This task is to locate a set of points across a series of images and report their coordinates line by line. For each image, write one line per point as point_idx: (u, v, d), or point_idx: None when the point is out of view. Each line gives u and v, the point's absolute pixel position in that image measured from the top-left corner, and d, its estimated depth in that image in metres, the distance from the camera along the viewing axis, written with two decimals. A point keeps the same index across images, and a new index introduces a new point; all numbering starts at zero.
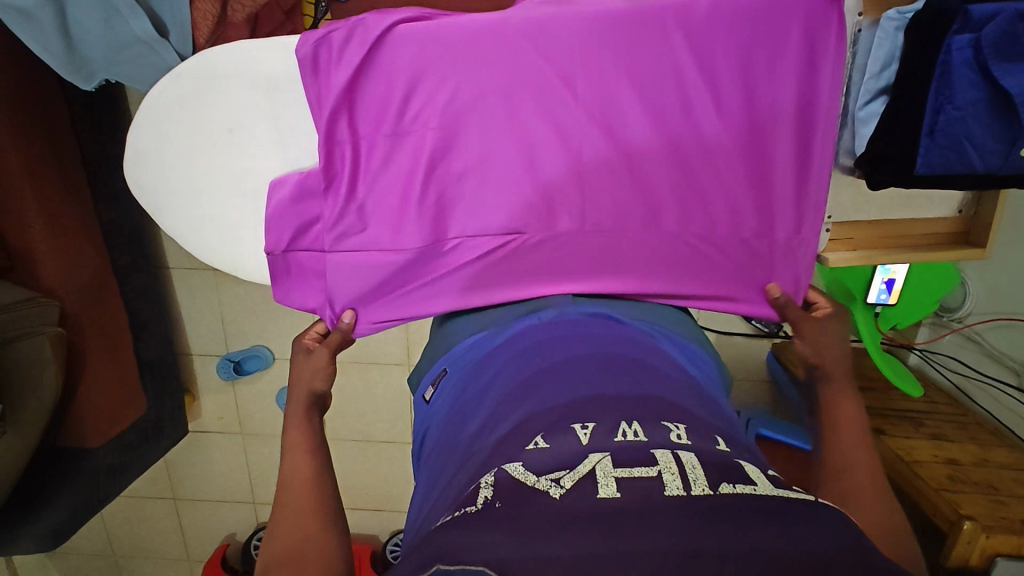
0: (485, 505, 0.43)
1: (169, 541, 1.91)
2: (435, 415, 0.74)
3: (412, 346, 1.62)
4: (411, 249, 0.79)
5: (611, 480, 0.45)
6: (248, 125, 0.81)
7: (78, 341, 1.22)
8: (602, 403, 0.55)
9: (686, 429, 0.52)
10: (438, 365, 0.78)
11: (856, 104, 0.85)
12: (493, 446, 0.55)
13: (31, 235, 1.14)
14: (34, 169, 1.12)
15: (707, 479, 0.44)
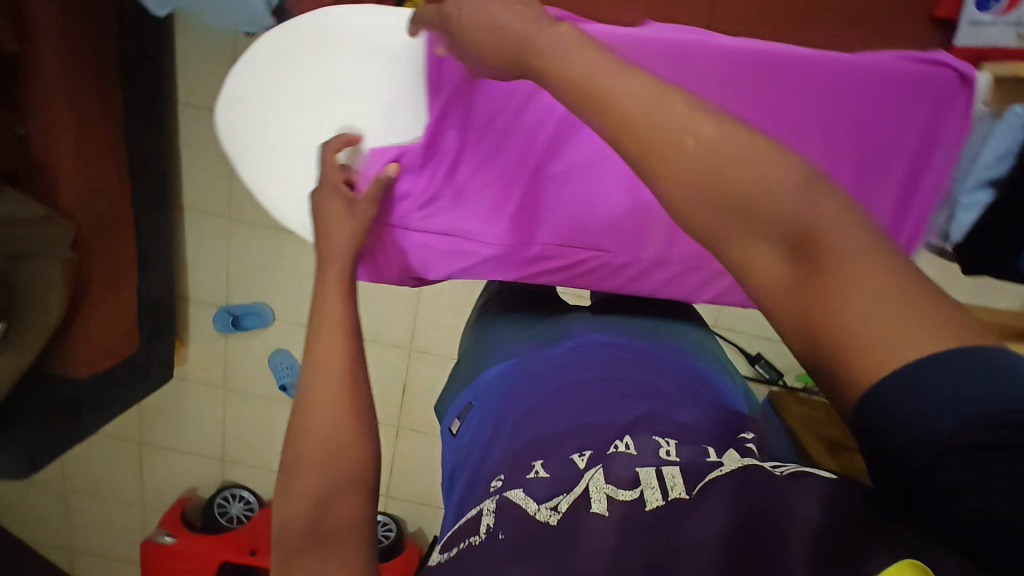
0: (490, 537, 0.49)
1: (123, 487, 1.83)
2: (462, 442, 0.83)
3: (417, 331, 1.61)
4: (499, 249, 0.78)
5: (602, 496, 0.51)
6: (352, 88, 0.79)
7: (86, 268, 1.17)
8: (601, 430, 0.65)
9: (676, 445, 0.61)
10: (463, 400, 0.91)
11: (963, 189, 0.97)
12: (502, 466, 0.64)
13: (55, 148, 1.07)
14: (75, 79, 1.06)
15: (684, 485, 0.50)
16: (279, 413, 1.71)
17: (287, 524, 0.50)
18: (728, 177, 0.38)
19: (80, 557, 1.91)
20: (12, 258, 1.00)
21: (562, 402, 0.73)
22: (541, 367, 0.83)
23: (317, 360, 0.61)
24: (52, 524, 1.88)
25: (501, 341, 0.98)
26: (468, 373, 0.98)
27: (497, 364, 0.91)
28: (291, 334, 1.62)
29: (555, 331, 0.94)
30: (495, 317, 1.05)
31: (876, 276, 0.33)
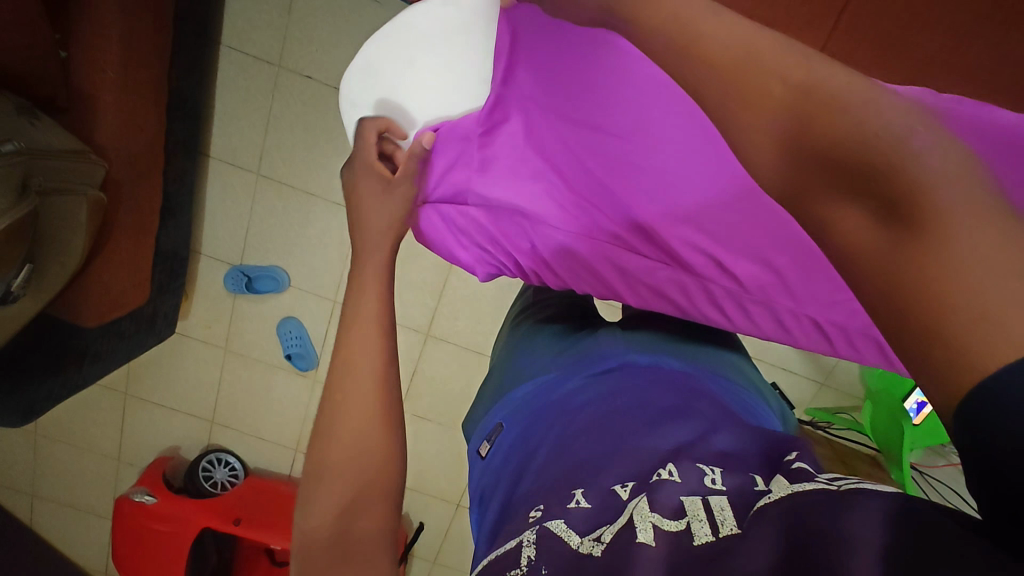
0: (529, 571, 0.47)
1: (101, 437, 1.74)
2: (494, 468, 0.78)
3: (438, 317, 1.56)
4: (539, 241, 0.73)
5: (648, 524, 0.47)
6: (447, 85, 0.80)
7: (112, 211, 1.09)
8: (642, 457, 0.60)
9: (722, 472, 0.54)
10: (493, 421, 0.86)
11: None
12: (538, 496, 0.60)
13: (100, 79, 0.99)
14: (132, 9, 0.97)
15: (736, 519, 0.45)
16: (280, 381, 1.65)
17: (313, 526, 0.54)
18: (840, 138, 0.37)
19: (44, 505, 1.80)
20: (43, 193, 0.91)
21: (600, 428, 0.69)
22: (576, 394, 0.79)
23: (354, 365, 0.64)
24: (18, 467, 1.77)
25: (536, 355, 0.94)
26: (499, 389, 0.94)
27: (532, 380, 0.88)
28: (305, 303, 1.56)
29: (589, 346, 0.90)
30: (526, 334, 1.02)
31: (986, 230, 0.29)
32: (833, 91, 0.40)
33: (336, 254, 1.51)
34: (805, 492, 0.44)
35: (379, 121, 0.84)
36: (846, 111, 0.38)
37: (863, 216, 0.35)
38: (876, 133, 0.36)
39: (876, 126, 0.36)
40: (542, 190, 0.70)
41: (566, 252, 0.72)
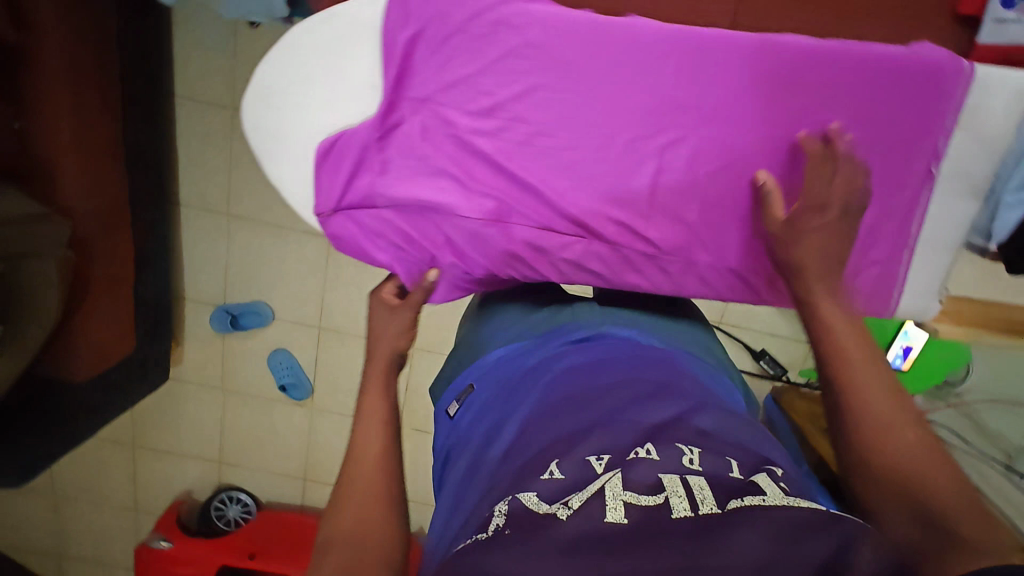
0: (496, 530, 0.49)
1: (116, 491, 1.78)
2: (463, 428, 0.78)
3: (421, 329, 1.59)
4: (462, 228, 0.75)
5: (619, 503, 0.51)
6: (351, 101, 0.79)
7: (82, 268, 1.12)
8: (619, 431, 0.63)
9: (700, 452, 0.58)
10: (463, 382, 0.86)
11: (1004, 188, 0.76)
12: (516, 462, 0.62)
13: (58, 143, 1.02)
14: (75, 73, 1.01)
15: (715, 498, 0.50)
16: (280, 413, 1.68)
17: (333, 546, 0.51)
18: (894, 457, 0.52)
19: (70, 564, 1.84)
20: (11, 257, 0.97)
21: (577, 401, 0.70)
22: (554, 364, 0.79)
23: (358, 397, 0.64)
24: (41, 530, 1.82)
25: (504, 324, 0.95)
26: (467, 356, 0.94)
27: (504, 347, 0.89)
28: (292, 334, 1.59)
29: (566, 318, 0.90)
30: (496, 300, 1.00)
31: (971, 559, 0.43)
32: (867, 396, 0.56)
33: (314, 281, 1.54)
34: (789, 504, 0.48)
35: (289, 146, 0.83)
36: (879, 424, 0.54)
37: (910, 529, 0.48)
38: (921, 456, 0.51)
39: (910, 452, 0.52)
40: (446, 186, 0.76)
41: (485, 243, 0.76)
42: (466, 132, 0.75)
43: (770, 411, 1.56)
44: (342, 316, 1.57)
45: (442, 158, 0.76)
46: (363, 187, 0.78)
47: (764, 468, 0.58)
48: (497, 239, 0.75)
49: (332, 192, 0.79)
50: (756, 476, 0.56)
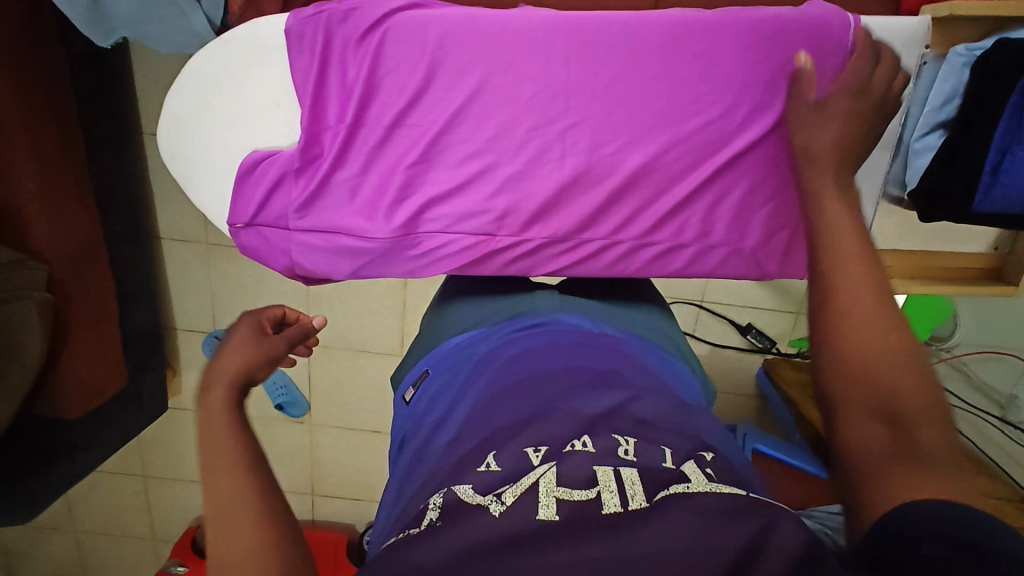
0: (428, 526, 0.47)
1: (134, 521, 1.83)
2: (417, 414, 0.74)
3: (407, 336, 1.60)
4: (376, 251, 0.65)
5: (551, 500, 0.48)
6: (268, 122, 0.68)
7: (64, 308, 1.16)
8: (561, 420, 0.58)
9: (636, 443, 0.55)
10: (419, 367, 0.82)
11: (912, 136, 0.87)
12: (456, 452, 0.59)
13: (23, 193, 1.07)
14: (31, 124, 1.05)
15: (644, 492, 0.48)
16: (281, 431, 1.72)
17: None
18: (876, 357, 0.46)
19: None
20: None
21: (522, 388, 0.65)
22: (504, 350, 0.74)
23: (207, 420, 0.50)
24: (68, 565, 1.88)
25: (461, 312, 0.87)
26: (426, 344, 0.88)
27: (464, 334, 0.82)
28: None
29: (523, 308, 0.83)
30: (455, 290, 0.93)
31: (921, 480, 0.40)
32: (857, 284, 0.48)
33: (297, 299, 1.56)
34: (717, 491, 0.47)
35: (204, 176, 0.72)
36: (861, 318, 0.47)
37: (875, 436, 0.44)
38: (906, 359, 0.45)
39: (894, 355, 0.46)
40: (361, 208, 0.64)
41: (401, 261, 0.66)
42: (365, 140, 0.63)
43: (762, 384, 1.55)
44: (328, 330, 1.60)
45: (345, 180, 0.64)
46: (270, 206, 0.67)
47: (694, 454, 0.55)
48: (415, 258, 0.65)
49: (244, 208, 0.68)
50: (685, 465, 0.52)
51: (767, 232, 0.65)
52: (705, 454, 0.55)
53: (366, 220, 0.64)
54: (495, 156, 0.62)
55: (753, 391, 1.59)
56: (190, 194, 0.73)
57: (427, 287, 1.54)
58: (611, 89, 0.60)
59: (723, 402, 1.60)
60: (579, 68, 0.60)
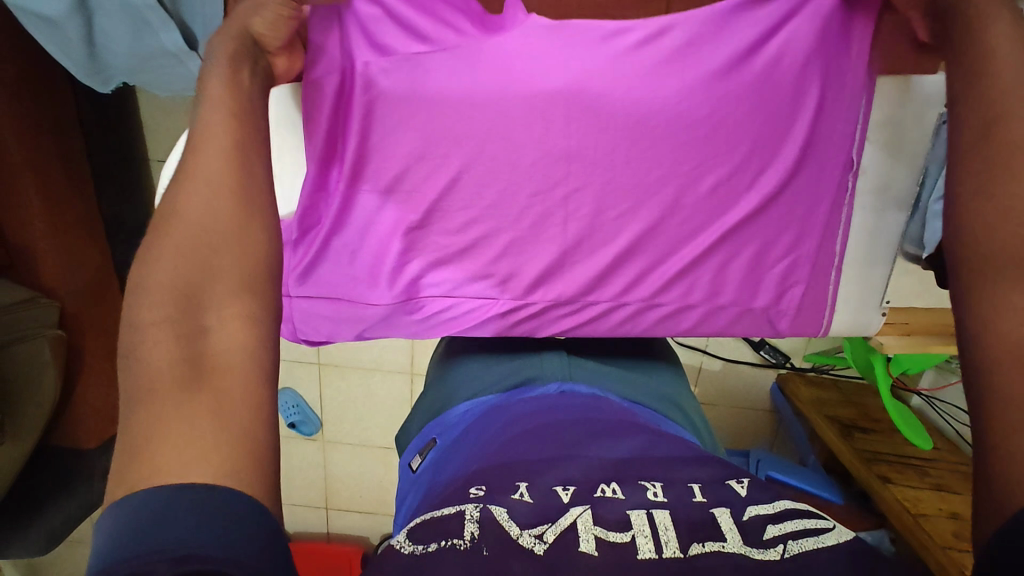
0: (472, 547, 0.46)
1: None
2: (422, 482, 0.68)
3: (417, 354, 1.60)
4: (379, 306, 0.67)
5: (590, 536, 0.48)
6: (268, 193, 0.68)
7: (77, 341, 1.19)
8: (586, 464, 0.57)
9: (664, 485, 0.54)
10: (427, 435, 0.77)
11: (930, 198, 0.67)
12: (477, 476, 0.57)
13: (32, 232, 1.08)
14: (38, 161, 1.05)
15: (678, 541, 0.47)
16: (294, 447, 1.73)
17: (149, 329, 0.40)
18: None
19: None
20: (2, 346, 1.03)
21: (543, 433, 0.63)
22: (519, 403, 0.72)
23: (194, 155, 0.45)
24: None
25: (467, 375, 0.82)
26: (433, 409, 0.82)
27: (468, 401, 0.78)
28: (293, 372, 1.63)
29: (534, 371, 0.79)
30: (460, 346, 0.89)
31: None
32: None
33: None
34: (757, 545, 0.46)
35: None
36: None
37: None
38: None
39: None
40: (366, 272, 0.66)
41: (404, 320, 0.68)
42: (368, 199, 0.64)
43: (775, 399, 1.52)
44: (339, 350, 1.60)
45: (350, 242, 0.66)
46: None
47: (726, 497, 0.52)
48: (420, 316, 0.68)
49: None
50: (715, 508, 0.50)
51: (778, 289, 0.68)
52: (735, 488, 0.53)
53: (370, 282, 0.66)
54: (496, 218, 0.64)
55: (767, 405, 1.57)
56: None
57: None
58: (615, 154, 0.62)
59: (737, 417, 1.58)
60: (596, 128, 0.61)
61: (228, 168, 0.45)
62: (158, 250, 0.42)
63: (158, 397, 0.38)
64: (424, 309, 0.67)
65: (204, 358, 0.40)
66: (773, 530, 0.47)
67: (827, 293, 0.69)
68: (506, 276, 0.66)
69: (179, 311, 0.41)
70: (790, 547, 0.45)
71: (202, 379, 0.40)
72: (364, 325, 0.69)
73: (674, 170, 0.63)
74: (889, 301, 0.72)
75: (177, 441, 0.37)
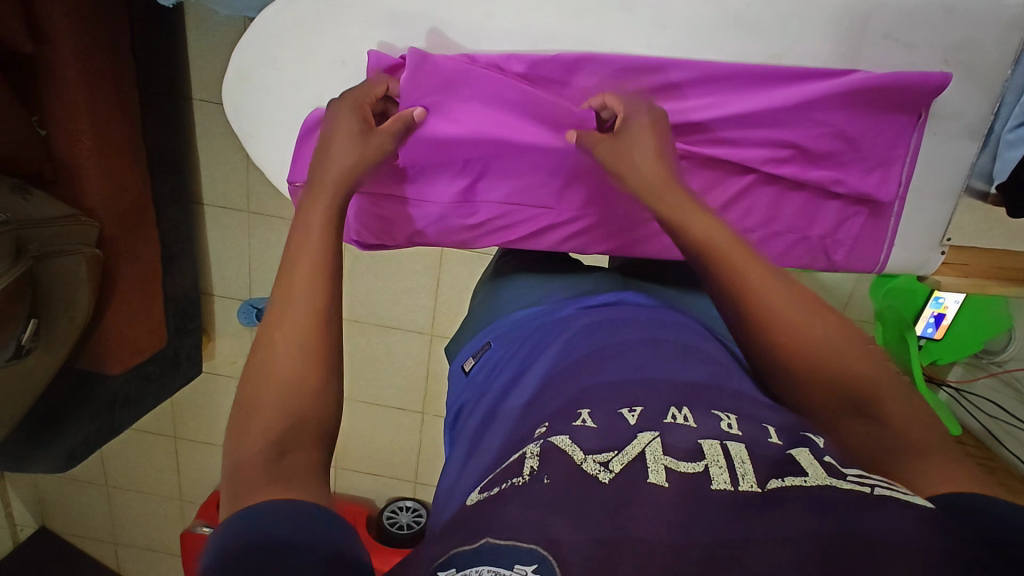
0: (533, 479, 0.41)
1: (162, 481, 1.79)
2: (478, 383, 0.72)
3: (439, 316, 1.59)
4: (442, 205, 0.72)
5: (660, 466, 0.41)
6: (344, 76, 0.72)
7: (113, 267, 1.19)
8: (657, 389, 0.51)
9: (738, 418, 0.47)
10: (481, 338, 0.79)
11: (1005, 125, 0.70)
12: (541, 416, 0.52)
13: (79, 150, 1.09)
14: (87, 77, 1.05)
15: (756, 475, 0.40)
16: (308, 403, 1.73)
17: (242, 467, 0.44)
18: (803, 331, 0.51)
19: (124, 551, 1.92)
20: (41, 257, 1.02)
21: (605, 352, 0.59)
22: (571, 318, 0.69)
23: (282, 311, 0.51)
24: (96, 522, 1.89)
25: (517, 292, 0.83)
26: (483, 319, 0.85)
27: (528, 309, 0.78)
28: None
29: (587, 288, 0.78)
30: (515, 266, 0.89)
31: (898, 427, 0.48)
32: (791, 310, 0.52)
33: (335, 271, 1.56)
34: (837, 488, 0.39)
35: (266, 115, 0.76)
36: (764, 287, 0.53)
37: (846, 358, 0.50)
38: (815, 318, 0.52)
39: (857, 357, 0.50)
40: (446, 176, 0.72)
41: (482, 225, 0.74)
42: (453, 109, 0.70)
43: None
44: (364, 306, 1.60)
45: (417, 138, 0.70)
46: None
47: (806, 441, 0.46)
48: (492, 220, 0.73)
49: (300, 165, 0.73)
50: (793, 449, 0.44)
51: (837, 221, 0.73)
52: (817, 441, 0.46)
53: (429, 187, 0.72)
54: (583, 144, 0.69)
55: None
56: (246, 125, 0.77)
57: (462, 268, 1.53)
58: (693, 72, 0.68)
59: None
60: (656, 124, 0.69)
61: (317, 239, 0.55)
62: (252, 404, 0.47)
63: (247, 470, 0.43)
64: (484, 210, 0.73)
65: (286, 436, 0.46)
66: (851, 473, 0.42)
67: (888, 226, 0.75)
68: (576, 189, 0.71)
69: (270, 453, 0.44)
70: (878, 490, 0.40)
71: (284, 446, 0.45)
72: (440, 232, 0.75)
73: (743, 91, 0.68)
74: (950, 239, 0.78)
75: (246, 497, 0.42)
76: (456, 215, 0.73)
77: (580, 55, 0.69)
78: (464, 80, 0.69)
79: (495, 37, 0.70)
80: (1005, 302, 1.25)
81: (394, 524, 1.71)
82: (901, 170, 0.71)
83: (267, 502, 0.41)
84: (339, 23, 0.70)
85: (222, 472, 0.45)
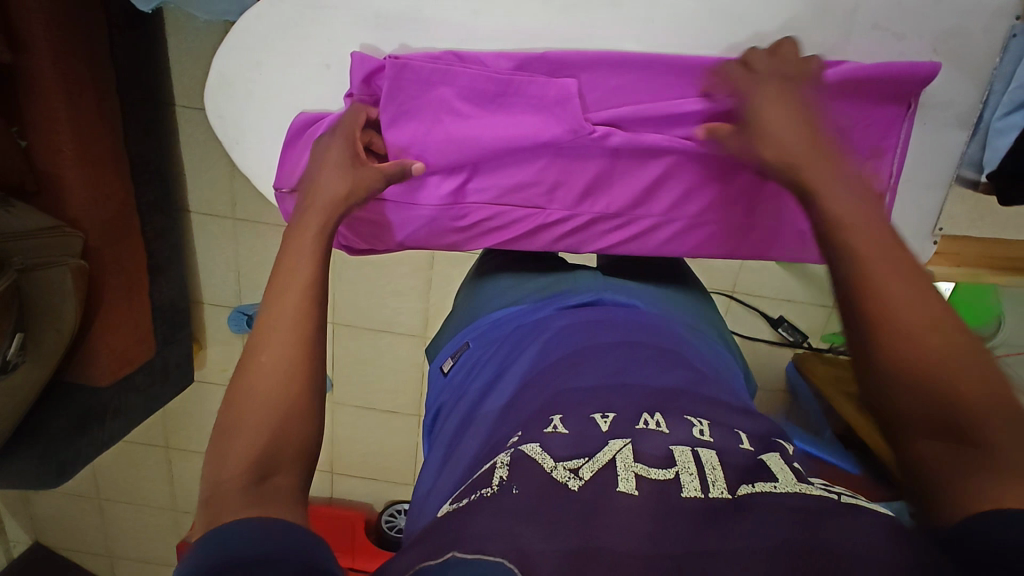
0: (502, 489, 0.40)
1: (153, 491, 1.77)
2: (456, 385, 0.71)
3: (431, 318, 1.59)
4: (431, 207, 0.71)
5: (630, 473, 0.41)
6: (329, 78, 0.72)
7: (98, 278, 1.17)
8: (630, 392, 0.51)
9: (710, 423, 0.47)
10: (460, 339, 0.78)
11: (993, 114, 0.71)
12: (515, 421, 0.52)
13: (60, 160, 1.07)
14: (66, 85, 1.03)
15: (726, 480, 0.41)
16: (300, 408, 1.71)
17: (221, 487, 0.43)
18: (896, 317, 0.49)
19: (119, 563, 1.90)
20: (25, 270, 1.00)
21: (580, 355, 0.58)
22: (549, 319, 0.69)
23: (267, 327, 0.51)
24: (89, 535, 1.86)
25: (498, 292, 0.83)
26: (464, 319, 0.84)
27: (506, 309, 0.77)
28: None
29: (565, 287, 0.78)
30: (496, 265, 0.89)
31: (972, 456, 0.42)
32: (899, 304, 0.49)
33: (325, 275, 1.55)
34: (805, 493, 0.39)
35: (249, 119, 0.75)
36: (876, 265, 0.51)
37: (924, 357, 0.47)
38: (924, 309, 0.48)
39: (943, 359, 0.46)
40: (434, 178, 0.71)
41: (471, 225, 0.73)
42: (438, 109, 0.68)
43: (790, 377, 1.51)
44: (354, 310, 1.59)
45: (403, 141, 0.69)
46: None
47: (770, 445, 0.46)
48: (481, 221, 0.73)
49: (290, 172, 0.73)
50: (764, 454, 0.45)
51: None
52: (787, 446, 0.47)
53: (419, 189, 0.71)
54: (571, 143, 0.69)
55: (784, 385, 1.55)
56: (230, 131, 0.76)
57: (453, 269, 1.52)
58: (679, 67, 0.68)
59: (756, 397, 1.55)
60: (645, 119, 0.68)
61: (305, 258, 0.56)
62: (232, 421, 0.47)
63: (226, 490, 0.42)
64: (471, 211, 0.72)
65: (265, 455, 0.45)
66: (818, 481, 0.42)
67: None
68: (565, 188, 0.71)
69: (250, 474, 0.44)
70: (845, 498, 0.40)
71: (264, 466, 0.44)
72: (431, 234, 0.74)
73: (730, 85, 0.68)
74: (942, 229, 0.78)
75: (221, 516, 0.41)
76: (445, 217, 0.72)
77: (566, 53, 0.68)
78: (446, 81, 0.67)
79: (478, 33, 0.69)
80: (994, 289, 1.26)
81: (392, 527, 1.71)
82: (889, 163, 0.71)
83: (240, 521, 0.40)
84: (320, 26, 0.69)
85: (199, 486, 0.45)
